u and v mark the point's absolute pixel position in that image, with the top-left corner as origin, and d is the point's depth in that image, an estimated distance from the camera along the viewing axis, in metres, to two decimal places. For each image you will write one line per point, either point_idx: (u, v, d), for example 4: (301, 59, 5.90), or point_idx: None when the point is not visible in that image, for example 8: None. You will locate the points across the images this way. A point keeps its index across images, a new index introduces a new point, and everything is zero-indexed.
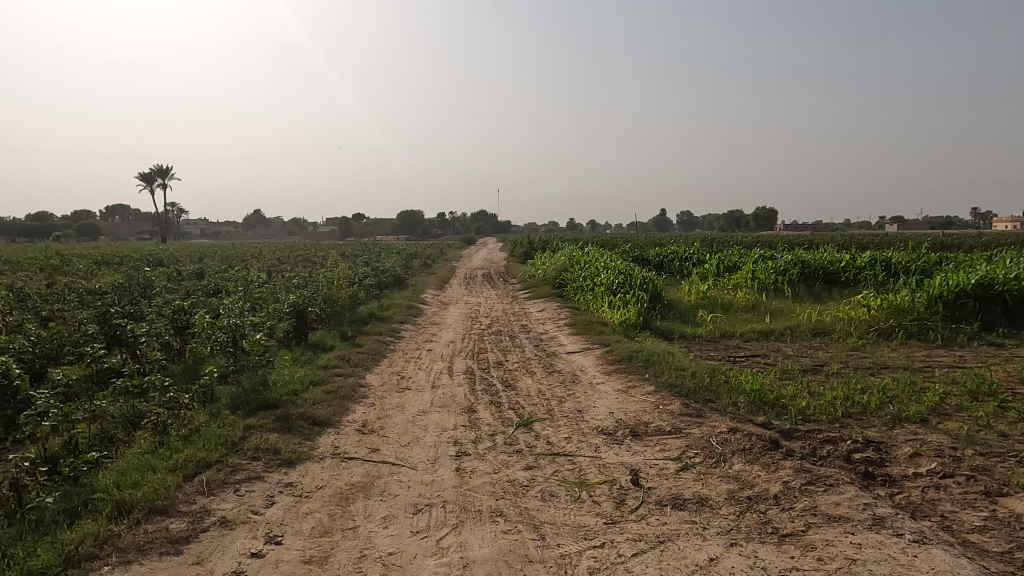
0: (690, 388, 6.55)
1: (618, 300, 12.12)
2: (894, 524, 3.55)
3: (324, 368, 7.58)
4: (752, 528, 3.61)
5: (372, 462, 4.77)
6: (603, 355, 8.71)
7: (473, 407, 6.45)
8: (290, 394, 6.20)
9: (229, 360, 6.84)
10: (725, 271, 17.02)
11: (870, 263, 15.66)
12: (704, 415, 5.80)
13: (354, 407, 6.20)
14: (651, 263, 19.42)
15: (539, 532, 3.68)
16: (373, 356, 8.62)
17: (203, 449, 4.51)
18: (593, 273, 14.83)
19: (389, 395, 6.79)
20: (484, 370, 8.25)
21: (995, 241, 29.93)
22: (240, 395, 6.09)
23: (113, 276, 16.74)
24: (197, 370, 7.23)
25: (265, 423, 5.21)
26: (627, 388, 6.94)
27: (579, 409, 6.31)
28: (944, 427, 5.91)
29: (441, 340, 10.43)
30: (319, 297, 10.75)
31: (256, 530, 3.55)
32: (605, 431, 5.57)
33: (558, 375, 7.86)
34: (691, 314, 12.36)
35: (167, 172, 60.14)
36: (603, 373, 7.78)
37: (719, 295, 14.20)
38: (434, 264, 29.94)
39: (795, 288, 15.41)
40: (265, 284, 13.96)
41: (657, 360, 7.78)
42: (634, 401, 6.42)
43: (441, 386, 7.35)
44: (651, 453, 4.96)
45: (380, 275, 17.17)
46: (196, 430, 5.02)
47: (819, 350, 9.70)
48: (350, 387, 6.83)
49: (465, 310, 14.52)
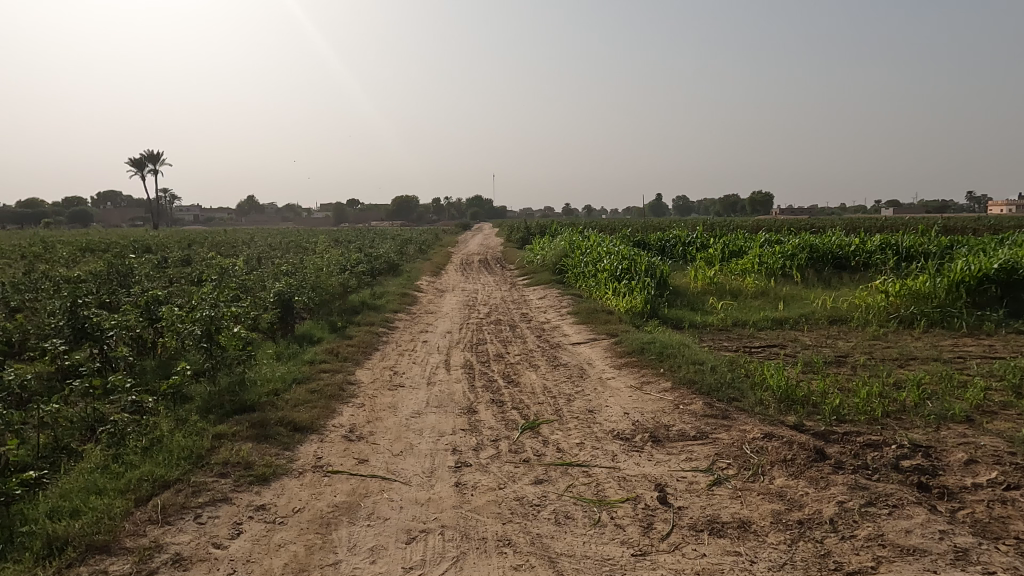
0: (711, 384, 5.96)
1: (623, 287, 11.50)
2: (981, 559, 2.96)
3: (309, 363, 6.96)
4: (811, 564, 3.02)
5: (359, 476, 4.17)
6: (611, 347, 8.11)
7: (473, 407, 5.85)
8: (270, 395, 5.57)
9: (203, 356, 6.18)
10: (730, 256, 16.46)
11: (881, 246, 15.09)
12: (731, 416, 5.20)
13: (341, 408, 5.60)
14: (652, 247, 18.82)
15: (557, 569, 3.09)
16: (364, 349, 8.00)
17: (161, 465, 3.89)
18: (595, 258, 14.23)
19: (380, 394, 6.18)
20: (484, 363, 7.63)
21: (998, 225, 29.34)
22: (214, 396, 5.46)
23: (96, 263, 16.05)
24: (171, 367, 6.60)
25: (238, 431, 4.59)
26: (641, 385, 6.35)
27: (590, 410, 5.71)
28: (994, 427, 5.33)
29: (437, 330, 9.80)
30: (306, 285, 10.10)
31: (216, 571, 2.96)
32: (621, 436, 4.98)
33: (564, 370, 7.26)
34: (700, 302, 11.78)
35: (158, 156, 58.80)
36: (612, 367, 7.18)
37: (727, 281, 13.61)
38: (428, 250, 29.23)
39: (804, 274, 14.86)
40: (252, 271, 13.31)
41: (672, 352, 7.18)
42: (650, 400, 5.81)
43: (438, 383, 6.74)
44: (676, 464, 4.37)
45: (371, 262, 16.45)
46: (158, 439, 4.38)
47: (838, 340, 9.12)
48: (337, 385, 6.21)
49: (462, 298, 13.87)
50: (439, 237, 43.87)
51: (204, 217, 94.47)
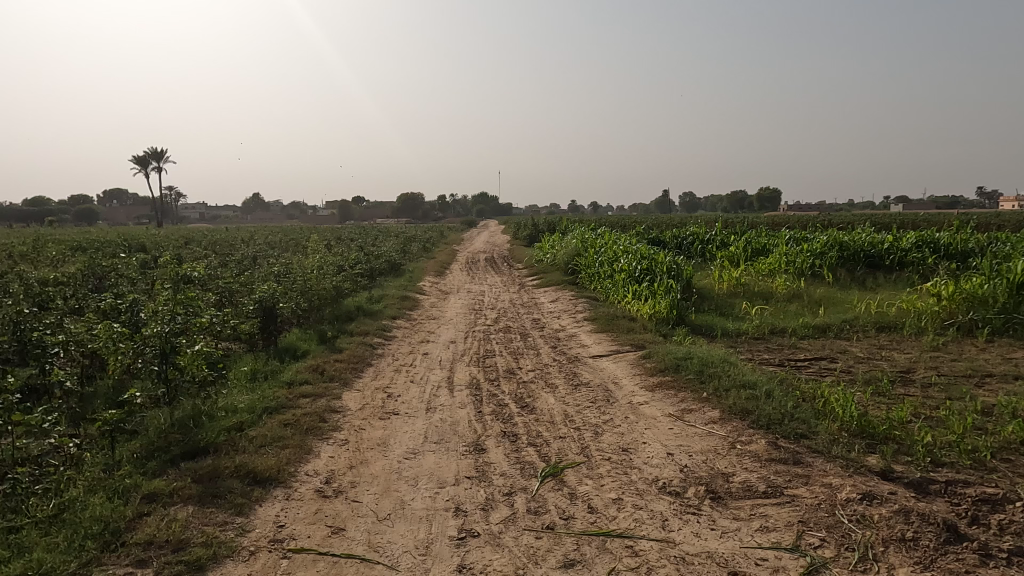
0: (771, 415, 4.88)
1: (645, 290, 10.44)
2: None
3: (288, 385, 5.93)
4: None
5: (330, 557, 3.13)
6: (639, 362, 7.04)
7: (481, 445, 4.79)
8: (231, 431, 4.54)
9: (158, 383, 5.16)
10: (753, 254, 15.39)
11: (917, 243, 13.97)
12: (806, 463, 4.13)
13: (319, 447, 4.56)
14: (669, 245, 17.75)
15: None
16: (355, 365, 6.97)
17: (58, 552, 2.87)
18: (610, 257, 13.17)
19: (368, 425, 5.14)
20: (492, 382, 6.59)
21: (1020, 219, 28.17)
22: (162, 432, 4.43)
23: (80, 262, 15.04)
24: (123, 391, 5.60)
25: (179, 489, 3.56)
26: (682, 414, 5.29)
27: (625, 449, 4.65)
28: None
29: (439, 340, 8.77)
30: (294, 290, 9.07)
31: None
32: (670, 490, 3.92)
33: (587, 391, 6.20)
34: (729, 306, 10.71)
35: (160, 153, 58.03)
36: (644, 388, 6.11)
37: (755, 283, 12.53)
38: (434, 248, 28.20)
39: (835, 275, 13.78)
40: (240, 273, 12.29)
41: (714, 370, 6.11)
42: (696, 437, 4.74)
43: (439, 409, 5.69)
44: (750, 536, 3.31)
45: (371, 262, 15.42)
46: (71, 501, 3.36)
47: (893, 353, 8.04)
48: (316, 414, 5.16)
49: (468, 301, 12.83)
50: (444, 235, 42.89)
51: (209, 215, 93.89)
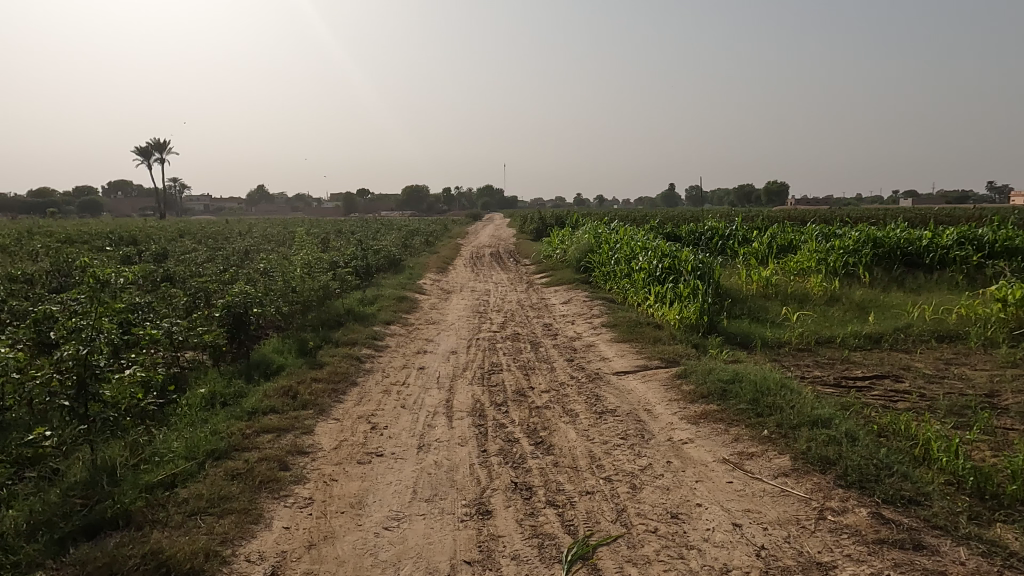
0: (863, 470, 3.75)
1: (669, 292, 9.30)
2: None
3: (250, 415, 4.82)
4: None
5: None
6: (675, 383, 5.91)
7: (485, 506, 3.67)
8: (156, 493, 3.43)
9: (74, 422, 4.04)
10: (779, 251, 14.22)
11: (959, 240, 12.76)
12: (933, 548, 3.02)
13: (272, 512, 3.45)
14: (687, 240, 16.56)
15: None
16: (336, 386, 5.86)
17: None
18: (627, 254, 12.03)
19: (342, 474, 4.03)
20: (498, 408, 5.48)
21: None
22: (58, 494, 3.31)
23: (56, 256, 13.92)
24: (39, 425, 4.48)
25: None
26: (741, 461, 4.16)
27: (676, 515, 3.52)
28: None
29: (439, 350, 7.67)
30: (274, 292, 7.95)
31: None
32: None
33: (616, 421, 5.09)
34: (764, 310, 9.55)
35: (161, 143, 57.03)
36: (686, 420, 5.00)
37: (787, 284, 11.35)
38: (438, 242, 27.04)
39: (870, 273, 12.61)
40: (222, 270, 11.16)
41: (772, 399, 4.98)
42: (768, 499, 3.62)
43: (433, 448, 4.57)
44: None
45: (369, 258, 14.32)
46: None
47: (965, 370, 6.88)
48: (275, 460, 4.05)
49: (472, 302, 11.68)
50: (449, 228, 41.72)
51: (212, 207, 92.93)
